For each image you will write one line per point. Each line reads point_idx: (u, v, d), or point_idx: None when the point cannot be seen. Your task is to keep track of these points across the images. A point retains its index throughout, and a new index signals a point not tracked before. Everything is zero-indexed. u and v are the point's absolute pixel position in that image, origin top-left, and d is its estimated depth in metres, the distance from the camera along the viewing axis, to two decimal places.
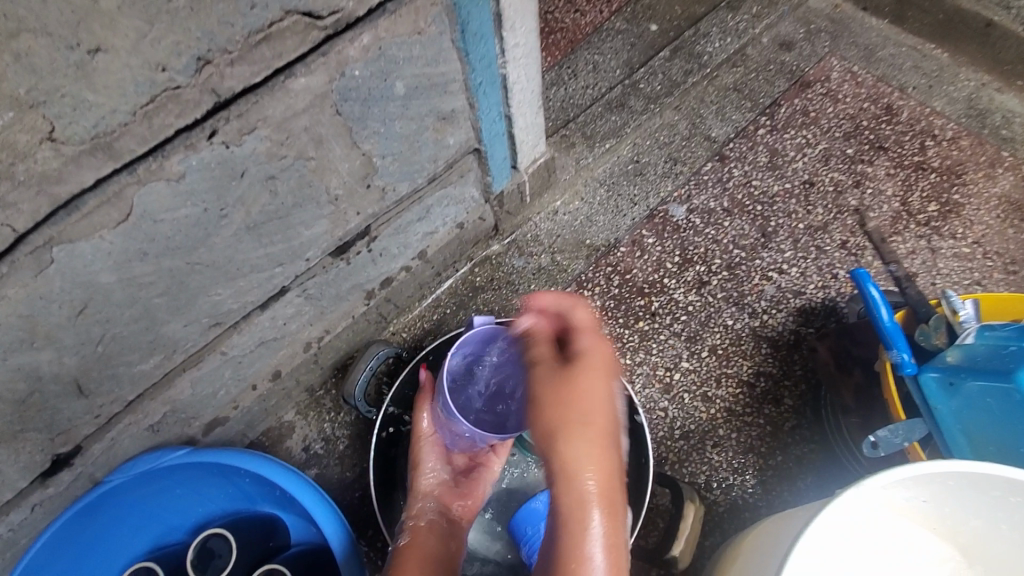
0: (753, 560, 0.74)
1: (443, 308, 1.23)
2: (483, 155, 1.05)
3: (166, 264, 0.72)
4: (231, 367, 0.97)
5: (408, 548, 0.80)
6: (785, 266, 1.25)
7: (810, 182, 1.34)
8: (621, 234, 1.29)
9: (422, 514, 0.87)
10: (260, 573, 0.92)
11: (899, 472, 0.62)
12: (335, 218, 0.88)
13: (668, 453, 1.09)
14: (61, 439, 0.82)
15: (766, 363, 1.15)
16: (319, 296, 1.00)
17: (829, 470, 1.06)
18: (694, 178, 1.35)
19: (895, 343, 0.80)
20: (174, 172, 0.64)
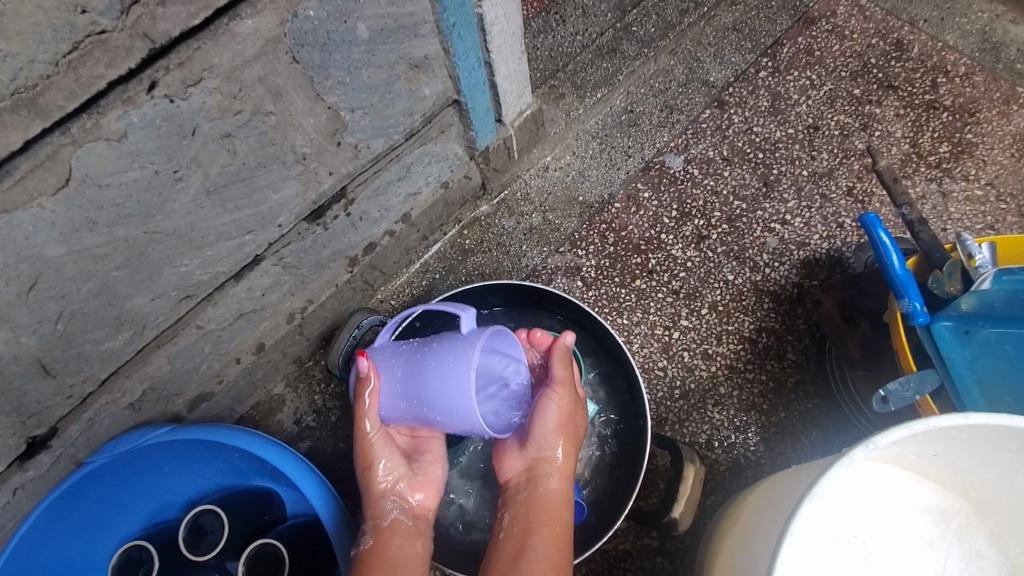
0: (754, 520, 0.71)
1: (431, 274, 1.19)
2: (463, 107, 0.98)
3: (120, 233, 0.68)
4: (211, 342, 0.93)
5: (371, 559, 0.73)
6: (788, 217, 1.19)
7: (814, 126, 1.26)
8: (615, 188, 1.24)
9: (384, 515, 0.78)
10: (254, 548, 0.88)
11: (913, 426, 0.58)
12: (305, 179, 0.82)
13: (667, 413, 1.06)
14: (33, 422, 0.79)
15: (769, 317, 1.11)
16: (298, 265, 0.95)
17: (834, 424, 1.03)
18: (692, 127, 1.28)
19: (906, 291, 0.75)
20: (114, 131, 0.59)
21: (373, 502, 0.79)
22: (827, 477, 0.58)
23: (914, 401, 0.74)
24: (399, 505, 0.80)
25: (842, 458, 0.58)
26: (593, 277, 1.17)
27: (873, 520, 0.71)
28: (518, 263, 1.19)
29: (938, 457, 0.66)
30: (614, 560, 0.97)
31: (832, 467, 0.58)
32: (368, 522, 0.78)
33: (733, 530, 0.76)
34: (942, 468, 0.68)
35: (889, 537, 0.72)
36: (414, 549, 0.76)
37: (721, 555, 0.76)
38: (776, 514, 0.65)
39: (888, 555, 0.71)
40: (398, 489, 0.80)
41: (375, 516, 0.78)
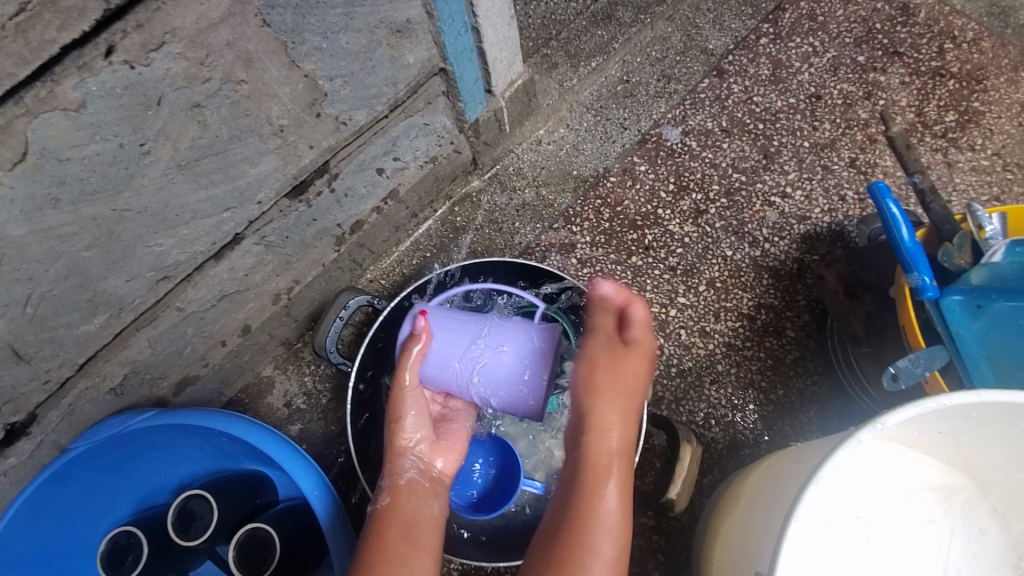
0: (756, 503, 0.69)
1: (422, 253, 1.15)
2: (450, 76, 0.93)
3: (86, 211, 0.64)
4: (194, 325, 0.90)
5: (389, 510, 0.75)
6: (789, 189, 1.15)
7: (816, 95, 1.22)
8: (610, 162, 1.20)
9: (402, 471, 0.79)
10: (243, 532, 0.86)
11: (922, 405, 0.55)
12: (283, 152, 0.78)
13: (664, 392, 1.04)
14: (10, 408, 0.77)
15: (768, 294, 1.08)
16: (282, 244, 0.92)
17: (833, 400, 1.01)
18: (690, 97, 1.24)
19: (916, 265, 0.72)
20: (71, 100, 0.55)
21: (392, 458, 0.80)
22: (835, 459, 0.55)
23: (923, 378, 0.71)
24: (416, 466, 0.80)
25: (849, 439, 0.55)
26: (588, 254, 1.14)
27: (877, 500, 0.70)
28: (510, 240, 1.16)
29: (943, 434, 0.64)
30: None
31: (839, 447, 0.55)
32: (384, 478, 0.79)
33: (733, 513, 0.74)
34: (947, 445, 0.66)
35: (892, 516, 0.70)
36: (431, 510, 0.76)
37: (721, 536, 0.74)
38: (781, 497, 0.63)
39: (892, 534, 0.70)
40: (421, 453, 0.81)
41: (393, 473, 0.79)
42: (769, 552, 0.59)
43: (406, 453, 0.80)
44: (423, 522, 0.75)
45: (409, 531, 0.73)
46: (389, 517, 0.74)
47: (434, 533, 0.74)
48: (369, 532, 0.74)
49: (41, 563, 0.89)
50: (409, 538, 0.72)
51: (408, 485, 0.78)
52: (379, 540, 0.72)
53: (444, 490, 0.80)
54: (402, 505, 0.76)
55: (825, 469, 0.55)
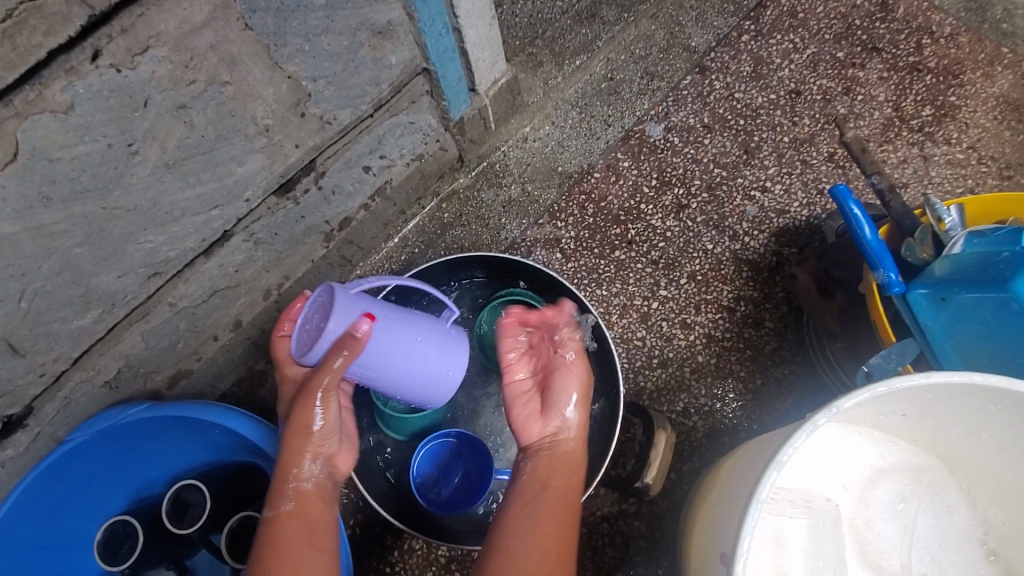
0: (727, 486, 0.71)
1: (410, 249, 1.18)
2: (433, 76, 0.96)
3: (77, 209, 0.67)
4: (186, 320, 0.93)
5: (291, 517, 0.72)
6: (768, 184, 1.18)
7: (796, 91, 1.24)
8: (595, 158, 1.24)
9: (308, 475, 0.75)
10: (235, 519, 0.90)
11: (877, 387, 0.58)
12: (270, 151, 0.80)
13: (645, 382, 1.07)
14: (7, 400, 0.79)
15: (747, 286, 1.11)
16: (271, 240, 0.94)
17: (810, 389, 1.04)
18: (672, 94, 1.27)
19: (880, 262, 0.74)
20: (60, 103, 0.58)
21: (293, 458, 0.75)
22: (795, 441, 0.58)
23: (896, 371, 0.74)
24: (320, 469, 0.77)
25: (808, 423, 0.58)
26: (573, 249, 1.17)
27: (844, 481, 0.73)
28: (496, 236, 1.20)
29: (906, 416, 0.67)
30: (593, 526, 0.99)
31: (799, 430, 0.58)
32: (289, 483, 0.74)
33: (708, 497, 0.77)
34: (911, 427, 0.69)
35: (860, 496, 0.73)
36: (331, 513, 0.76)
37: (697, 519, 0.77)
38: (749, 479, 0.66)
39: (860, 513, 0.73)
40: (321, 453, 0.77)
41: (293, 477, 0.75)
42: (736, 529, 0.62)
43: (307, 454, 0.75)
44: (323, 528, 0.73)
45: (316, 537, 0.72)
46: (288, 525, 0.72)
47: (332, 539, 0.73)
48: (266, 543, 0.70)
49: (41, 553, 0.92)
50: (312, 545, 0.71)
51: (308, 488, 0.75)
52: (276, 550, 0.69)
53: (337, 492, 0.79)
54: (305, 510, 0.73)
55: (785, 451, 0.57)
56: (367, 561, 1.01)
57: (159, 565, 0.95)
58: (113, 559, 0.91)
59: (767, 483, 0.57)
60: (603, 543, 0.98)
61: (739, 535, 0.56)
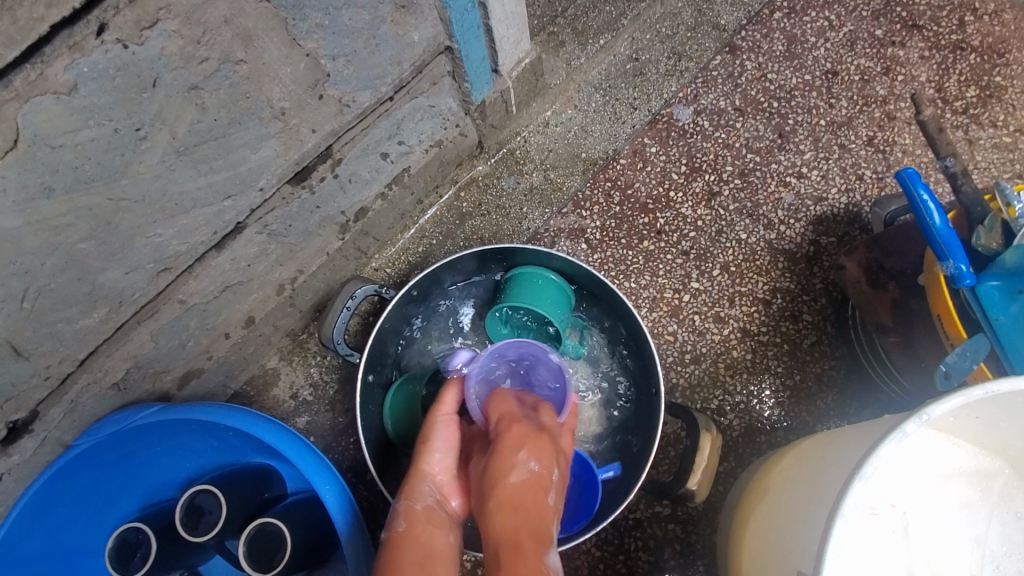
0: (789, 497, 0.66)
1: (428, 240, 1.13)
2: (457, 55, 0.90)
3: (82, 201, 0.61)
4: (197, 317, 0.87)
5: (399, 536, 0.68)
6: (805, 169, 1.12)
7: (832, 72, 1.18)
8: (620, 143, 1.17)
9: (419, 496, 0.73)
10: (253, 525, 0.85)
11: (970, 392, 0.54)
12: (285, 137, 0.75)
13: (678, 379, 1.02)
14: (11, 406, 0.74)
15: (783, 278, 1.06)
16: (284, 232, 0.89)
17: (851, 385, 0.99)
18: (701, 75, 1.20)
19: (951, 252, 0.69)
20: (62, 83, 0.52)
21: (413, 483, 0.75)
22: (881, 452, 0.53)
23: (970, 371, 0.69)
24: (434, 493, 0.74)
25: (894, 432, 0.53)
26: (599, 239, 1.11)
27: (909, 488, 0.68)
28: (518, 226, 1.13)
29: (982, 419, 0.62)
30: (625, 530, 0.94)
31: (886, 439, 0.53)
32: (400, 502, 0.73)
33: (762, 505, 0.72)
34: (984, 429, 0.64)
35: (926, 503, 0.68)
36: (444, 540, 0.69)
37: (751, 527, 0.72)
38: (820, 490, 0.61)
39: (926, 522, 0.68)
40: (437, 482, 0.75)
41: (409, 497, 0.73)
42: (811, 544, 0.58)
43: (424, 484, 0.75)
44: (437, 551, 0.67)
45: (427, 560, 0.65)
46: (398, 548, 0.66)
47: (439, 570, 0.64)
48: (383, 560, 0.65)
49: (50, 561, 0.87)
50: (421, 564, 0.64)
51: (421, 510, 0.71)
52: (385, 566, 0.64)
53: (456, 530, 0.72)
54: (416, 536, 0.68)
55: (870, 463, 0.53)
56: None
57: (174, 572, 0.91)
58: (124, 570, 0.83)
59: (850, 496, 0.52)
60: (636, 547, 0.94)
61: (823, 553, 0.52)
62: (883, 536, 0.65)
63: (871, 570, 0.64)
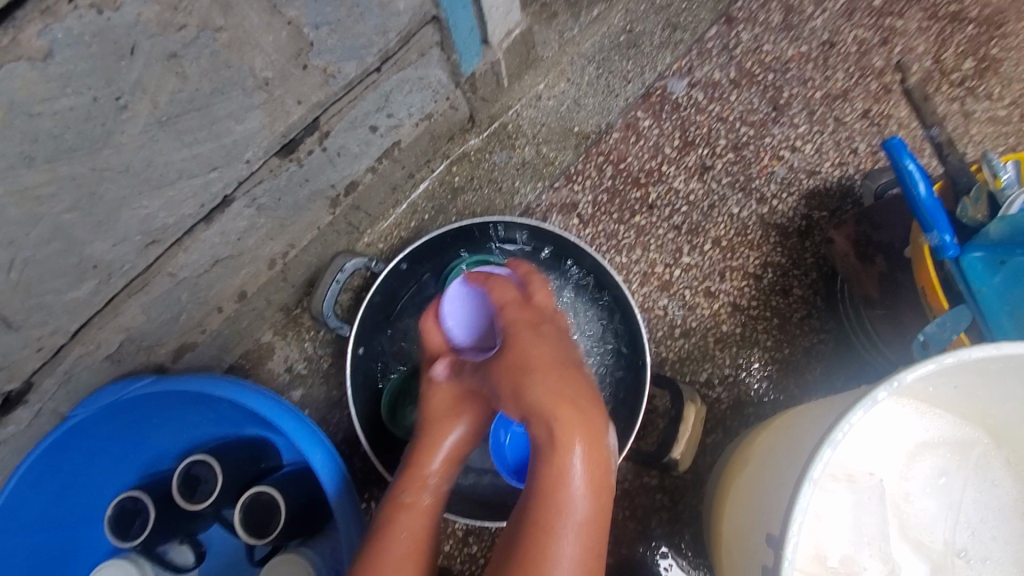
0: (768, 465, 0.67)
1: (420, 215, 1.13)
2: (444, 25, 0.88)
3: (64, 171, 0.61)
4: (188, 290, 0.88)
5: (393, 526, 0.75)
6: (799, 142, 1.11)
7: (830, 43, 1.16)
8: (613, 118, 1.16)
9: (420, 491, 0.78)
10: (247, 494, 0.87)
11: (942, 359, 0.54)
12: (270, 108, 0.74)
13: (667, 353, 1.02)
14: (3, 376, 0.75)
15: (775, 252, 1.06)
16: (274, 206, 0.89)
17: (840, 359, 0.99)
18: (696, 47, 1.18)
19: (935, 223, 0.69)
20: (36, 50, 0.52)
21: (414, 481, 0.78)
22: (852, 418, 0.54)
23: (950, 342, 0.69)
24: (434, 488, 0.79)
25: (866, 399, 0.53)
26: (590, 214, 1.11)
27: (885, 456, 0.70)
28: (510, 201, 1.14)
29: (959, 388, 0.63)
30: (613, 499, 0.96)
31: (858, 406, 0.54)
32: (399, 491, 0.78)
33: (745, 473, 0.72)
34: (962, 399, 0.65)
35: (901, 470, 0.70)
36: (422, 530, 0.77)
37: (731, 495, 0.73)
38: (795, 457, 0.61)
39: (900, 489, 0.70)
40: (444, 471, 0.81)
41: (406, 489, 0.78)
42: (780, 508, 0.59)
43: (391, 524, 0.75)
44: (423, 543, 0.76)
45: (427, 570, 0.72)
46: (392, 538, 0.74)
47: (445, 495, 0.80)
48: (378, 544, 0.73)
49: (49, 528, 0.90)
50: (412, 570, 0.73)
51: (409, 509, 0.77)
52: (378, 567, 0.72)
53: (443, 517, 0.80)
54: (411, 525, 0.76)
55: (841, 428, 0.53)
56: None
57: (173, 539, 0.94)
58: (124, 536, 0.86)
59: (819, 461, 0.53)
60: (622, 516, 0.96)
61: (790, 515, 0.53)
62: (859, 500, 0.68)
63: (842, 530, 0.67)
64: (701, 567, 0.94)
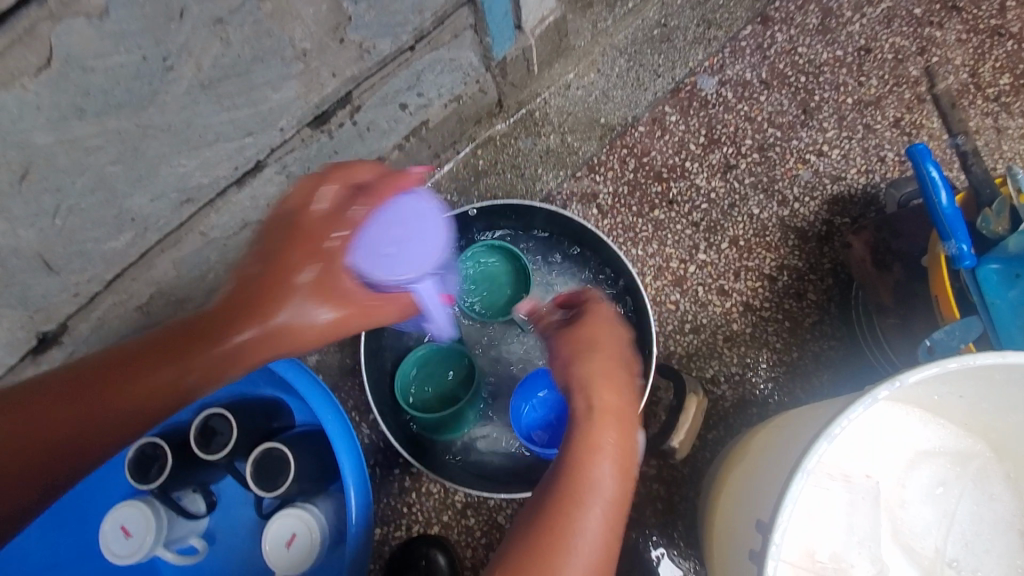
0: (764, 457, 0.68)
1: (443, 195, 1.17)
2: (479, 8, 0.89)
3: (111, 125, 0.65)
4: (217, 250, 0.92)
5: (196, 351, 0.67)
6: (826, 147, 1.11)
7: (865, 49, 1.15)
8: (640, 111, 1.16)
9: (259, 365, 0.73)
10: (259, 449, 0.91)
11: (946, 363, 0.55)
12: (306, 78, 0.77)
13: (675, 347, 1.04)
14: (41, 317, 0.80)
15: (792, 255, 1.06)
16: (303, 174, 0.92)
17: (849, 367, 0.99)
18: (730, 46, 1.18)
19: (954, 232, 0.69)
20: (94, 6, 0.55)
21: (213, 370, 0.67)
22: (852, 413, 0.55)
23: (958, 350, 0.70)
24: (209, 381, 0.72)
25: (866, 396, 0.54)
26: (610, 205, 1.12)
27: (883, 461, 0.71)
28: (531, 186, 1.16)
29: (965, 398, 0.65)
30: None
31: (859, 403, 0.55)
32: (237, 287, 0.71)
33: (741, 465, 0.74)
34: (967, 409, 0.66)
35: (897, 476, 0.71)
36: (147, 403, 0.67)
37: (727, 486, 0.75)
38: (790, 450, 0.63)
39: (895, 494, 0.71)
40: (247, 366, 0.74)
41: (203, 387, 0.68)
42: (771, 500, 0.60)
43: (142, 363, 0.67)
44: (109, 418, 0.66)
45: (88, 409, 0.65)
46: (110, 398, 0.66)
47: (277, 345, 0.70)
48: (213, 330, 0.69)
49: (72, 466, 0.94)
50: (104, 407, 0.65)
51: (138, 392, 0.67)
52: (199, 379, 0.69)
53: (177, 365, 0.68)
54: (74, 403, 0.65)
55: (840, 422, 0.55)
56: (384, 499, 1.03)
57: (187, 487, 0.99)
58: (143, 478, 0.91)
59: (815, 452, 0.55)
60: None
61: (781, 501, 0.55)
62: (853, 503, 0.69)
63: (833, 528, 0.68)
64: (691, 558, 0.96)
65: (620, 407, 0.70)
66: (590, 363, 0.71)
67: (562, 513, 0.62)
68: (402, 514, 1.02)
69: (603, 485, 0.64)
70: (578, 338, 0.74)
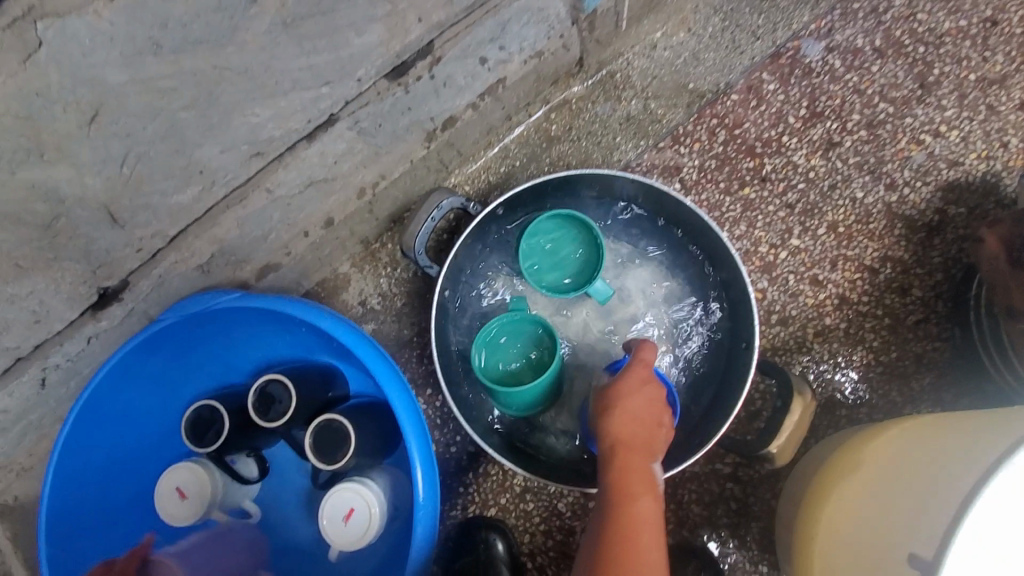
0: (892, 473, 0.63)
1: (511, 160, 1.07)
2: None
3: (187, 64, 0.59)
4: (280, 210, 0.86)
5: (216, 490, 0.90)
6: (942, 128, 0.99)
7: (995, 18, 1.02)
8: (735, 77, 1.05)
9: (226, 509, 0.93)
10: (319, 421, 0.86)
11: None
12: (391, 22, 0.70)
13: (760, 339, 0.96)
14: (104, 272, 0.75)
15: (897, 246, 0.96)
16: (374, 131, 0.85)
17: (955, 373, 0.91)
18: (840, 6, 1.05)
19: None
20: None
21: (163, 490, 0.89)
22: None
23: None
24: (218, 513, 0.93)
25: None
26: (694, 180, 1.03)
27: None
28: (609, 156, 1.06)
29: None
30: (680, 481, 0.92)
31: None
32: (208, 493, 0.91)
33: (851, 477, 0.68)
34: None
35: None
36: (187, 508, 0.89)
37: (832, 499, 0.69)
38: (937, 471, 0.57)
39: None
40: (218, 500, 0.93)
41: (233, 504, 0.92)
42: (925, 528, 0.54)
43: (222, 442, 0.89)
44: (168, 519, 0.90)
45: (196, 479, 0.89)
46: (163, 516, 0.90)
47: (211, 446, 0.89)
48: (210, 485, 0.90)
49: (127, 424, 0.92)
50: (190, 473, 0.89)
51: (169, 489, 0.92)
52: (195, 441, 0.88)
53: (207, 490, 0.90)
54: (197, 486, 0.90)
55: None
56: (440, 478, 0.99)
57: (240, 452, 0.96)
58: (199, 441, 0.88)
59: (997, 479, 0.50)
60: (689, 499, 0.92)
61: (955, 529, 0.50)
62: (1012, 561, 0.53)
63: None
64: (763, 562, 0.90)
65: (647, 440, 0.65)
66: (628, 397, 0.67)
67: (618, 547, 0.59)
68: (458, 493, 0.98)
69: (648, 526, 0.60)
70: (635, 371, 0.70)
